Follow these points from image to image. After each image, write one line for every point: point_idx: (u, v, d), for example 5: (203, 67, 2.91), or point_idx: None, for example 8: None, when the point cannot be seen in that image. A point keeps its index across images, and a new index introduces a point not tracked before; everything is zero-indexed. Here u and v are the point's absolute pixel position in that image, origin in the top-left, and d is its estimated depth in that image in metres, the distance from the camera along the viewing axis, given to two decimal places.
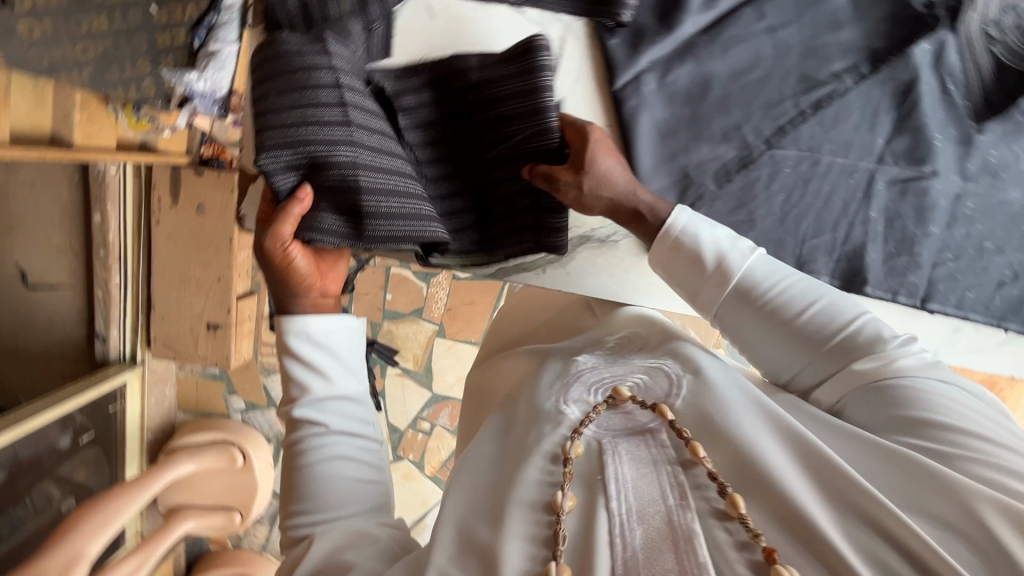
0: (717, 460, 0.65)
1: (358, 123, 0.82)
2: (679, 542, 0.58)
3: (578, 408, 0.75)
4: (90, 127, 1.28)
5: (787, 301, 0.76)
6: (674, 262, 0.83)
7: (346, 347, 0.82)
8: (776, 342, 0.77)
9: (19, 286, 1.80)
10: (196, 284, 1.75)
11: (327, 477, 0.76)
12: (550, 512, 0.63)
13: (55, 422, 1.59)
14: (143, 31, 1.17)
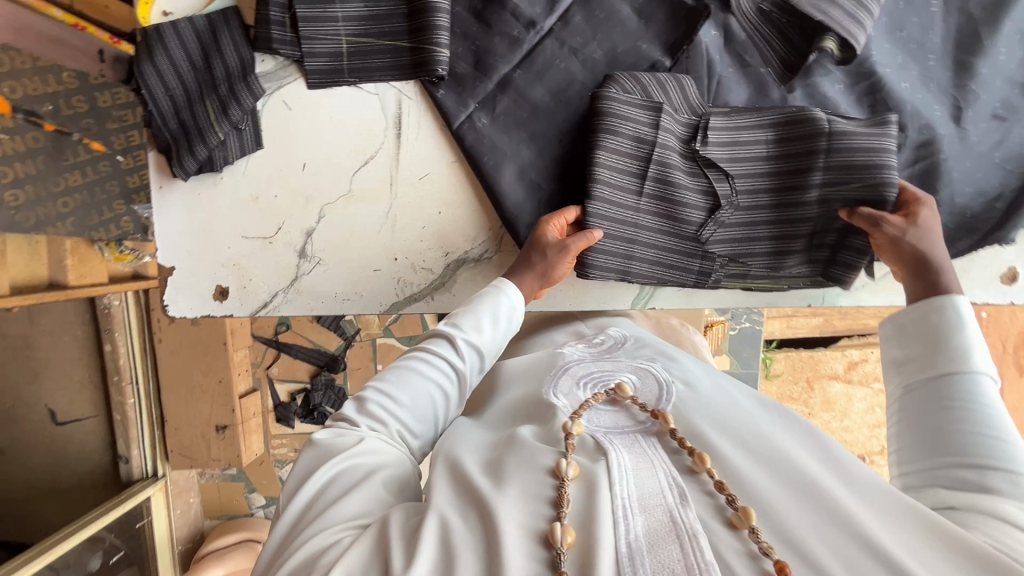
0: (725, 470, 0.59)
1: (617, 167, 0.86)
2: (683, 540, 0.51)
3: (569, 401, 0.72)
4: (82, 267, 1.46)
5: (967, 407, 0.62)
6: (919, 323, 0.72)
7: (506, 325, 0.78)
8: (933, 423, 0.63)
9: (49, 424, 1.95)
10: (201, 390, 1.91)
11: (424, 385, 0.71)
12: (551, 480, 0.58)
13: (85, 545, 1.69)
14: (115, 179, 1.36)
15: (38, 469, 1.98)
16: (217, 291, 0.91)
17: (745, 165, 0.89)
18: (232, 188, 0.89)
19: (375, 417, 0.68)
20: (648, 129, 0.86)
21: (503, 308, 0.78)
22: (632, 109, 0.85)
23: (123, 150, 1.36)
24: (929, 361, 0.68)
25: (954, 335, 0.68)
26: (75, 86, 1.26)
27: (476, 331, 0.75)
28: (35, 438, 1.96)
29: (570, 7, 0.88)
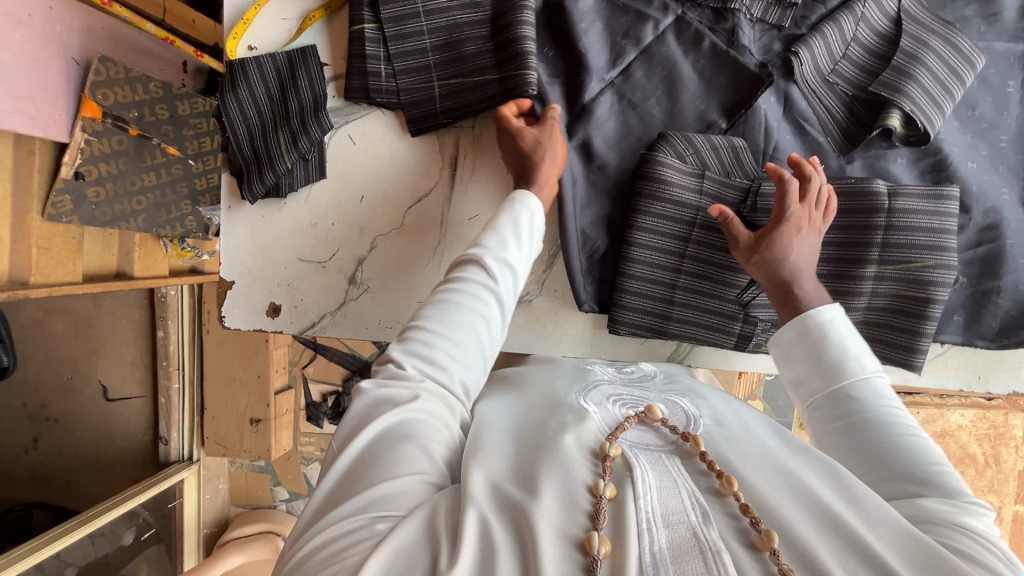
0: (749, 495, 0.61)
1: (666, 227, 0.87)
2: (706, 555, 0.53)
3: (601, 410, 0.75)
4: (147, 259, 1.56)
5: (880, 426, 0.67)
6: (808, 344, 0.74)
7: (527, 225, 0.80)
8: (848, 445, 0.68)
9: (100, 400, 2.09)
10: (240, 383, 2.00)
11: (467, 315, 0.73)
12: (588, 494, 0.60)
13: (122, 519, 1.80)
14: (185, 180, 1.49)
15: (87, 439, 2.12)
16: (270, 308, 0.97)
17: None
18: (293, 214, 0.95)
19: (421, 357, 0.71)
20: (695, 192, 0.87)
21: (530, 224, 0.80)
22: (680, 173, 0.86)
23: (194, 154, 1.49)
24: (822, 378, 0.71)
25: (831, 345, 0.72)
26: (159, 95, 1.38)
27: (502, 248, 0.77)
28: (86, 412, 2.10)
29: (632, 62, 0.90)
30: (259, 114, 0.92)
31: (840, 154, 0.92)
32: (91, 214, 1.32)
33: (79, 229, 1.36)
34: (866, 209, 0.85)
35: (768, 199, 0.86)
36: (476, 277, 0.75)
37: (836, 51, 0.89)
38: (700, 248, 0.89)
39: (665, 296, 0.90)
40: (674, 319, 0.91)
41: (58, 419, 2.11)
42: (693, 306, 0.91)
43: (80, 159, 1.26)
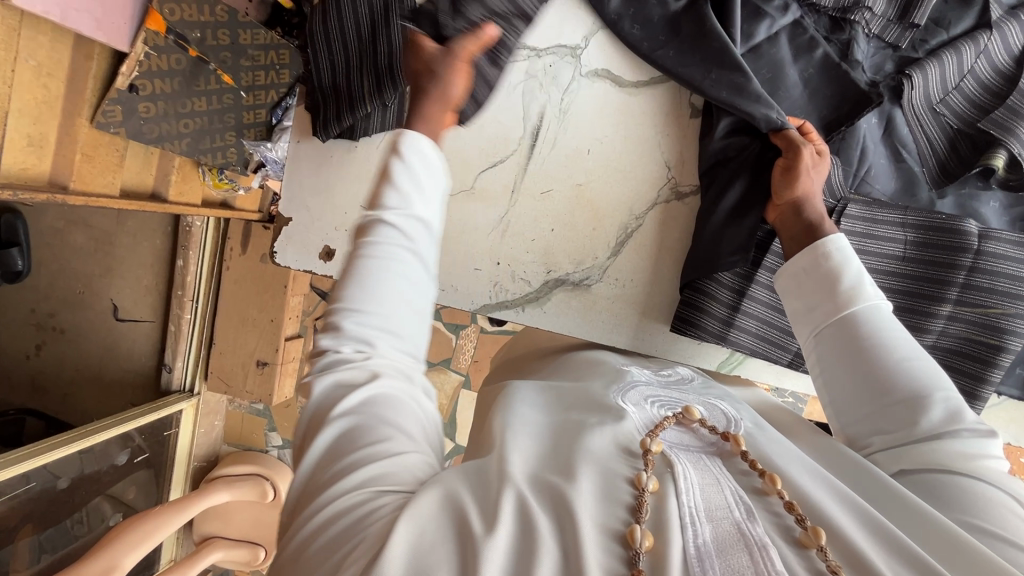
0: (793, 493, 0.62)
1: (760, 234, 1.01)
2: (752, 549, 0.53)
3: (639, 411, 0.73)
4: (183, 185, 1.55)
5: (882, 346, 0.74)
6: (811, 270, 0.84)
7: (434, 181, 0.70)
8: (849, 373, 0.75)
9: (109, 318, 2.08)
10: (252, 324, 2.00)
11: (388, 275, 0.65)
12: (629, 487, 0.59)
13: (118, 439, 1.81)
14: (233, 112, 1.45)
15: (89, 356, 2.11)
16: (325, 251, 1.08)
17: (873, 261, 0.99)
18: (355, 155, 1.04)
19: (358, 338, 0.63)
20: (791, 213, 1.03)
21: (430, 165, 0.71)
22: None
23: (246, 87, 1.43)
24: (855, 368, 0.75)
25: (843, 272, 0.81)
26: (224, 20, 1.34)
27: (409, 202, 0.68)
28: (93, 327, 2.09)
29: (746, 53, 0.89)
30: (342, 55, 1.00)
31: (934, 186, 1.05)
32: (139, 128, 1.30)
33: (123, 142, 1.35)
34: (944, 247, 0.98)
35: (853, 220, 0.98)
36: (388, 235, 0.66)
37: (948, 88, 1.03)
38: (771, 261, 1.03)
39: (735, 297, 1.05)
40: (740, 318, 1.06)
41: (64, 330, 2.11)
42: (757, 315, 1.06)
43: (137, 71, 1.24)
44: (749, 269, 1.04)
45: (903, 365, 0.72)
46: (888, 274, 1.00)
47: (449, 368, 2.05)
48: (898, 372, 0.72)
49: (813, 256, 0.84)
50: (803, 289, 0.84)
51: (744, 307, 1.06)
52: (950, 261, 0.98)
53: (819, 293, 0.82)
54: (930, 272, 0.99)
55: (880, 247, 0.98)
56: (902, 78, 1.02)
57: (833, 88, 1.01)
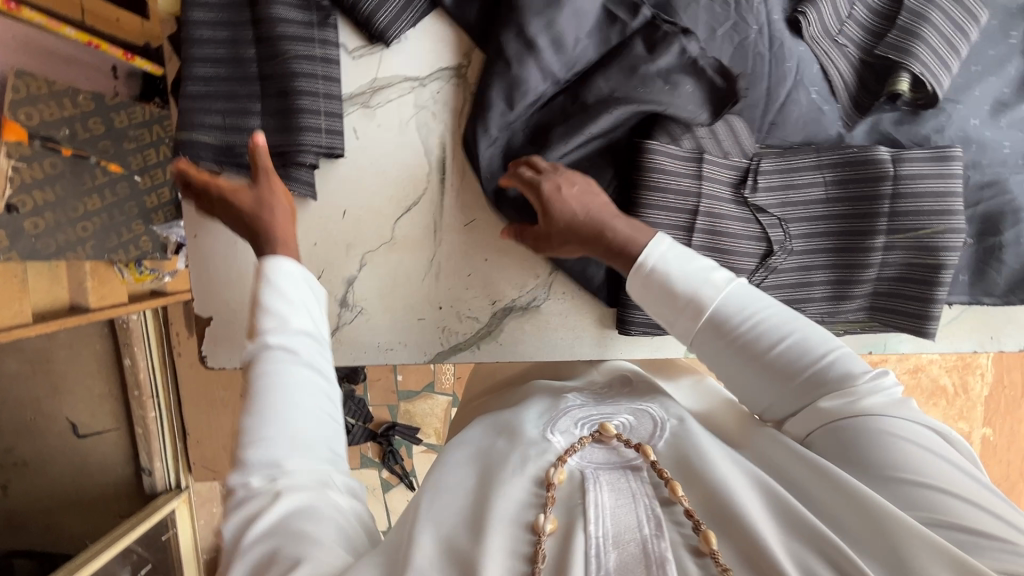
0: (696, 497, 0.62)
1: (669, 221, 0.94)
2: (652, 568, 0.55)
3: (564, 438, 0.73)
4: (101, 288, 1.43)
5: (759, 335, 0.70)
6: (648, 290, 0.76)
7: (298, 293, 0.73)
8: (757, 380, 0.71)
9: (71, 438, 1.97)
10: (222, 404, 1.93)
11: (300, 388, 0.66)
12: (529, 532, 0.60)
13: (115, 558, 1.72)
14: (133, 199, 1.36)
15: (60, 481, 1.99)
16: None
17: (800, 211, 0.97)
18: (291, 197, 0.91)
19: (265, 466, 0.61)
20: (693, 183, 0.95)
21: (299, 293, 0.73)
22: (684, 167, 0.92)
23: (139, 170, 1.37)
24: (756, 373, 0.71)
25: (675, 284, 0.74)
26: (91, 108, 1.25)
27: (285, 319, 0.70)
28: (58, 451, 1.98)
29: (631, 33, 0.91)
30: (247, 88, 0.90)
31: (848, 121, 1.03)
32: (32, 247, 1.18)
33: (20, 265, 1.23)
34: (866, 179, 0.96)
35: (770, 176, 0.96)
36: (295, 373, 0.67)
37: (843, 19, 1.01)
38: (706, 237, 0.94)
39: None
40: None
41: (26, 464, 1.95)
42: None
43: (12, 188, 1.12)
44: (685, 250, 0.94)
45: (786, 342, 0.69)
46: (819, 219, 0.98)
47: (437, 392, 2.01)
48: (786, 354, 0.69)
49: (640, 278, 0.76)
50: (655, 308, 0.76)
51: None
52: (866, 192, 0.96)
53: (676, 308, 0.74)
54: (855, 208, 0.97)
55: (804, 196, 0.96)
56: (798, 13, 0.99)
57: (737, 40, 0.99)
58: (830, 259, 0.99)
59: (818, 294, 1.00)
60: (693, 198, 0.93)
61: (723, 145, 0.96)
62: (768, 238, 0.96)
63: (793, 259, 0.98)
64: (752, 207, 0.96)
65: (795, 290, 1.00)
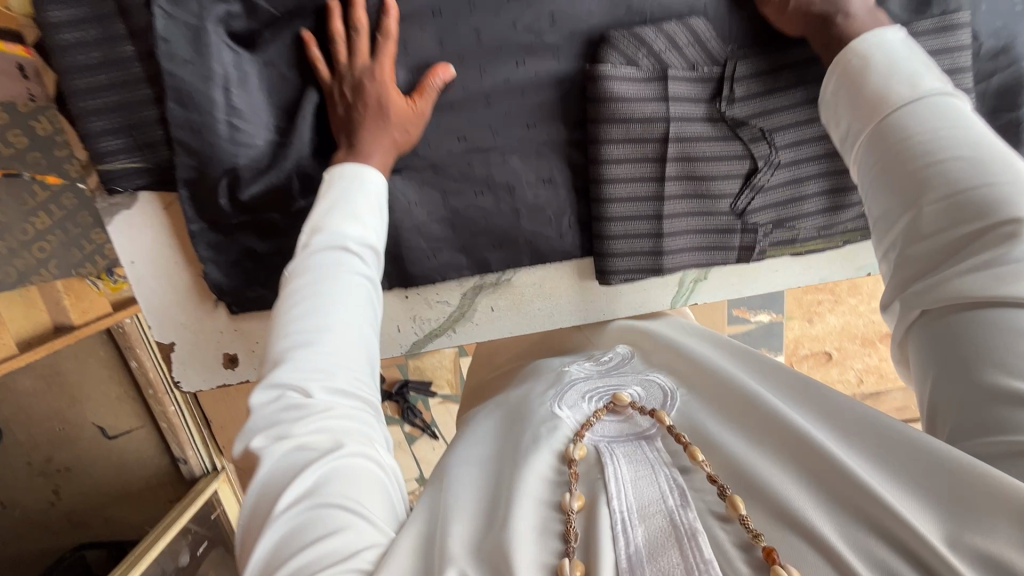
0: (720, 464, 0.60)
1: (628, 154, 0.92)
2: (683, 542, 0.52)
3: (573, 413, 0.72)
4: (81, 304, 1.40)
5: (941, 168, 0.61)
6: (848, 72, 0.72)
7: (365, 205, 0.74)
8: (895, 193, 0.65)
9: (102, 440, 2.04)
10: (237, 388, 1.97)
11: (342, 303, 0.66)
12: (558, 514, 0.58)
13: (174, 540, 1.84)
14: (85, 209, 1.27)
15: (104, 481, 2.09)
16: (226, 357, 0.97)
17: (779, 120, 0.93)
18: (225, 211, 0.86)
19: (299, 389, 0.60)
20: (652, 104, 0.90)
21: (364, 200, 0.74)
22: (645, 93, 0.89)
23: None
24: (899, 184, 0.64)
25: (882, 70, 0.69)
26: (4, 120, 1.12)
27: (349, 229, 0.70)
28: (93, 455, 2.05)
29: None
30: (136, 95, 0.81)
31: None
32: None
33: None
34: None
35: (741, 87, 0.92)
36: (346, 266, 0.69)
37: None
38: (677, 164, 0.94)
39: (654, 218, 0.96)
40: (667, 230, 0.98)
41: (68, 468, 2.02)
42: (680, 228, 0.99)
43: None
44: (654, 183, 0.95)
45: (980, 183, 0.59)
46: (803, 123, 0.94)
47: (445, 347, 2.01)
48: (966, 194, 0.59)
49: (842, 64, 0.73)
50: (840, 99, 0.73)
51: (666, 215, 0.97)
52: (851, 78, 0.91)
53: (903, 135, 0.65)
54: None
55: (781, 102, 0.93)
56: None
57: None
58: (820, 167, 0.97)
59: (812, 207, 1.00)
60: (659, 123, 0.91)
61: (687, 57, 0.91)
62: (751, 154, 0.95)
63: (778, 173, 0.96)
64: (728, 122, 0.94)
65: (786, 205, 1.00)
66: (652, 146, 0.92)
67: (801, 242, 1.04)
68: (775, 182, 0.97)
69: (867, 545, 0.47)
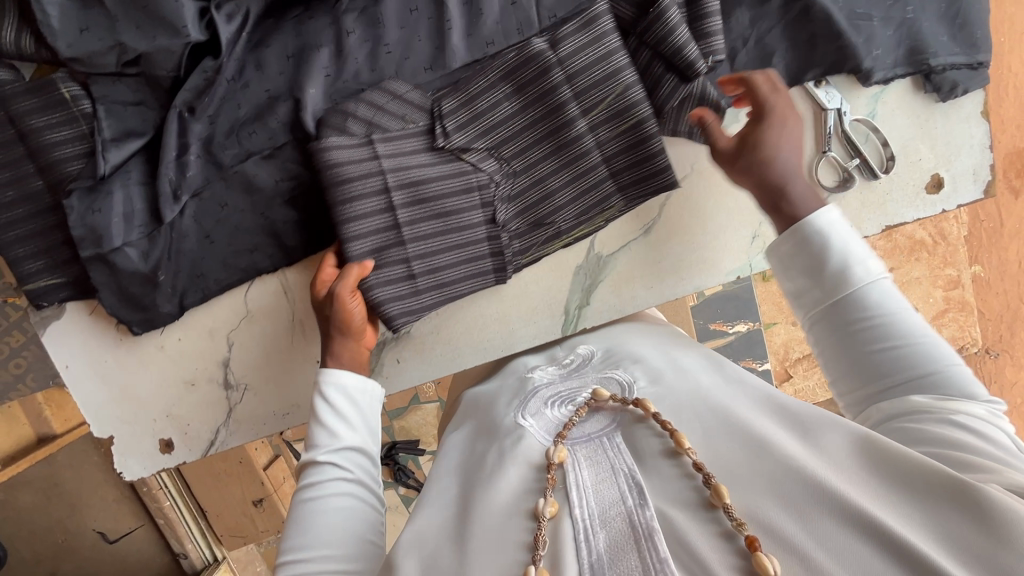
0: (707, 448, 0.48)
1: (351, 182, 0.66)
2: (642, 548, 0.43)
3: (540, 422, 0.56)
4: (64, 412, 1.45)
5: (855, 309, 0.53)
6: (801, 248, 0.55)
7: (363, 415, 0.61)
8: (811, 275, 0.55)
9: None
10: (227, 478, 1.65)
11: (336, 531, 0.54)
12: (529, 522, 0.47)
13: None
14: None
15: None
16: (162, 444, 0.80)
17: (513, 126, 0.69)
18: (137, 267, 0.71)
19: None
20: (348, 129, 0.67)
21: (355, 406, 0.61)
22: (353, 151, 0.66)
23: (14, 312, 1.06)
24: (811, 275, 0.54)
25: (833, 251, 0.54)
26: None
27: (337, 438, 0.58)
28: None
29: None
30: (31, 192, 0.69)
31: None
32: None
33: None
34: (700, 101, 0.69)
35: (454, 114, 0.69)
36: (348, 512, 0.56)
37: None
38: (410, 210, 0.69)
39: (424, 275, 0.71)
40: (456, 291, 0.73)
41: None
42: (457, 246, 0.71)
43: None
44: (395, 233, 0.68)
45: (868, 312, 0.52)
46: (537, 121, 0.69)
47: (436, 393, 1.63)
48: (861, 330, 0.52)
49: (797, 237, 0.56)
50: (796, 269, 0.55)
51: (433, 264, 0.71)
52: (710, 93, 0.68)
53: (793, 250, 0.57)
54: (606, 93, 0.68)
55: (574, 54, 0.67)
56: None
57: None
58: (593, 137, 0.69)
59: (605, 193, 0.72)
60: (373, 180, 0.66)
61: (392, 114, 0.69)
62: (534, 122, 0.69)
63: (561, 173, 0.71)
64: (472, 103, 0.69)
65: (542, 203, 0.72)
66: (365, 168, 0.66)
67: (570, 234, 0.74)
68: (555, 156, 0.70)
69: (860, 551, 0.38)
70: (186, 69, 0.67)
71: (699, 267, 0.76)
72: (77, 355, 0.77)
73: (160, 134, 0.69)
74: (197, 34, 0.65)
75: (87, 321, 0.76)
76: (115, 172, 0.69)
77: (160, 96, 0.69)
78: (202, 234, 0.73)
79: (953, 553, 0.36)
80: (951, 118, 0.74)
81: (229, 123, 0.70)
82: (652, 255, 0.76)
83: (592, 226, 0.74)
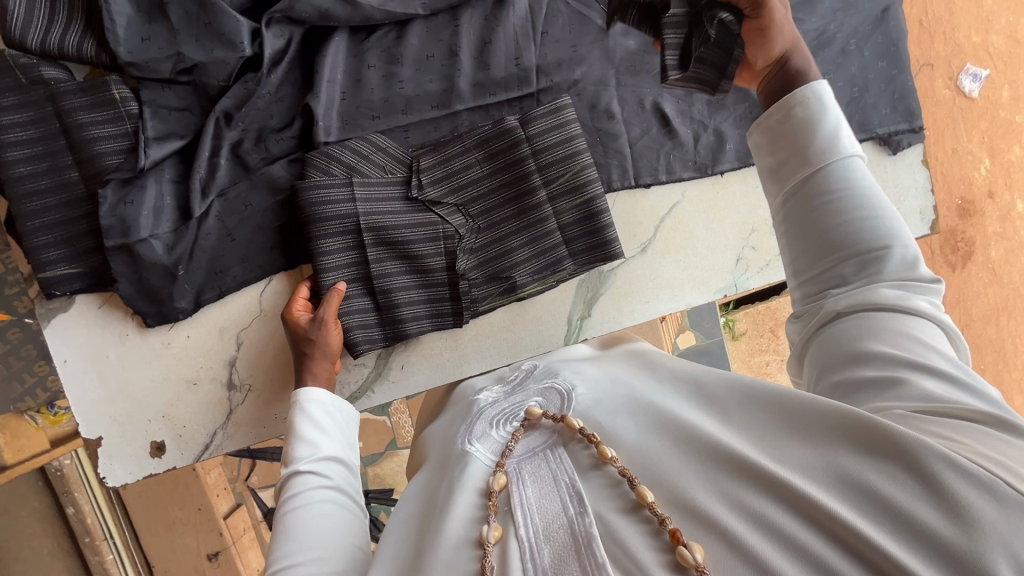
0: (630, 445, 0.48)
1: (333, 217, 0.72)
2: (585, 561, 0.41)
3: (485, 447, 0.54)
4: (16, 441, 1.16)
5: (834, 179, 0.51)
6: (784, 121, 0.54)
7: (341, 424, 0.61)
8: (798, 140, 0.53)
9: None
10: (181, 527, 1.39)
11: (330, 532, 0.51)
12: (474, 551, 0.45)
13: None
14: None
15: None
16: (153, 447, 0.78)
17: (481, 189, 0.76)
18: (159, 259, 0.72)
19: None
20: (337, 168, 0.74)
21: (335, 413, 0.61)
22: (338, 194, 0.72)
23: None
24: (792, 142, 0.53)
25: (823, 119, 0.52)
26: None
27: (319, 445, 0.57)
28: None
29: None
30: (64, 182, 0.72)
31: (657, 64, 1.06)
32: None
33: None
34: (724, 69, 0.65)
35: (431, 170, 0.75)
36: (337, 513, 0.53)
37: None
38: (381, 250, 0.74)
39: (387, 310, 0.76)
40: (411, 328, 0.77)
41: None
42: (420, 288, 0.77)
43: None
44: (364, 270, 0.74)
45: (840, 187, 0.51)
46: (501, 187, 0.76)
47: (405, 449, 1.51)
48: (836, 201, 0.51)
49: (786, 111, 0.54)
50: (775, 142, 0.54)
51: (397, 301, 0.76)
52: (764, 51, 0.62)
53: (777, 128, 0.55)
54: (563, 163, 0.76)
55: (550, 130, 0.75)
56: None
57: None
58: (550, 205, 0.76)
59: (561, 255, 0.78)
60: (351, 220, 0.72)
61: (375, 164, 0.75)
62: (502, 184, 0.76)
63: (519, 236, 0.77)
64: (455, 155, 0.76)
65: (498, 258, 0.77)
66: (351, 205, 0.72)
67: (523, 291, 0.79)
68: (517, 214, 0.77)
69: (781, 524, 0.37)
70: (233, 79, 0.73)
71: (689, 283, 0.84)
72: (78, 350, 0.76)
73: (199, 137, 0.74)
74: (249, 50, 0.72)
75: (95, 312, 0.77)
76: (152, 169, 0.73)
77: (204, 103, 0.75)
78: (226, 232, 0.76)
79: (881, 521, 0.35)
80: (897, 168, 0.87)
81: (261, 131, 0.76)
82: (647, 271, 0.83)
83: (544, 285, 0.80)
